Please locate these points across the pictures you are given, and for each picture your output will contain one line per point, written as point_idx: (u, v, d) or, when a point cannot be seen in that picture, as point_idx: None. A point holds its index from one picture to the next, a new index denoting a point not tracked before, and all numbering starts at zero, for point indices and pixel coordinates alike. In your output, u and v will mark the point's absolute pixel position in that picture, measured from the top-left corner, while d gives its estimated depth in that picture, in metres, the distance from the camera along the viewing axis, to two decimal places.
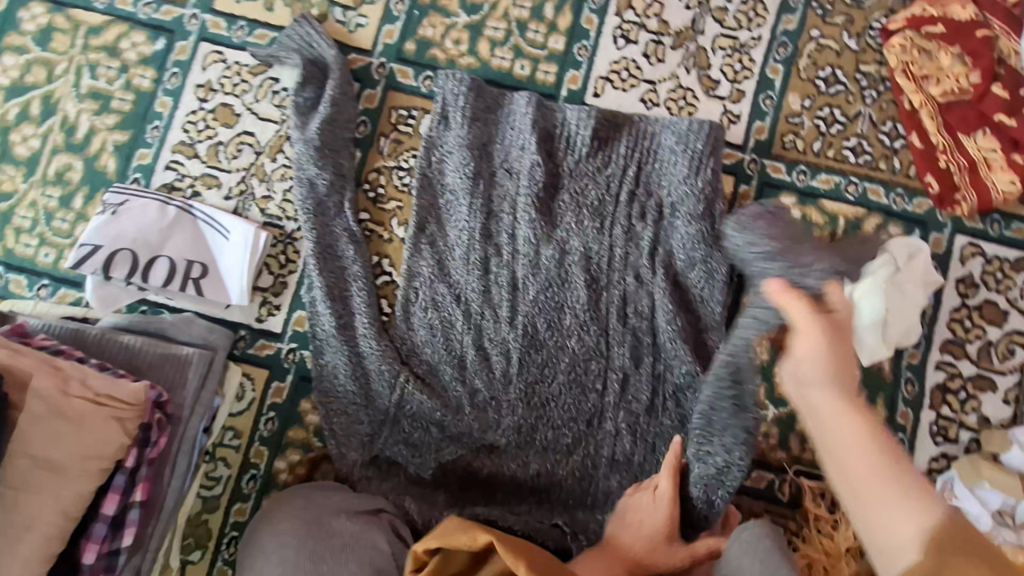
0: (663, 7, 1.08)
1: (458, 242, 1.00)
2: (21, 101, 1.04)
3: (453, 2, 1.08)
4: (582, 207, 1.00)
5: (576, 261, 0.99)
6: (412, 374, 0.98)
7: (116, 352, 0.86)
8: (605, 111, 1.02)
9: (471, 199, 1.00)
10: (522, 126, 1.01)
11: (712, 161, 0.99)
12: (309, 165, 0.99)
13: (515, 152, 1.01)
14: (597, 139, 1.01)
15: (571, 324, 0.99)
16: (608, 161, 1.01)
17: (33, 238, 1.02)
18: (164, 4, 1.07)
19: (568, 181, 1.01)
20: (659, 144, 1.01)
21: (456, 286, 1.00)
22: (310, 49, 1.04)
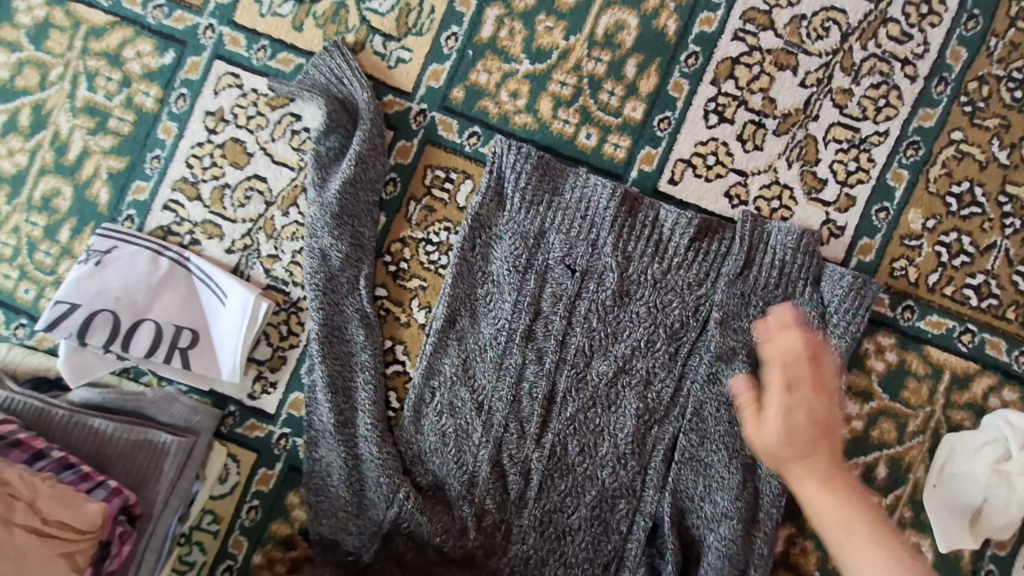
0: (773, 80, 0.87)
1: (492, 342, 0.87)
2: (10, 108, 0.91)
3: (516, 43, 0.89)
4: (655, 325, 0.86)
5: (632, 383, 0.86)
6: (413, 487, 0.86)
7: (85, 438, 0.77)
8: (705, 217, 0.87)
9: (517, 295, 0.87)
10: (598, 219, 0.86)
11: (813, 292, 0.84)
12: (323, 234, 0.85)
13: (583, 249, 0.87)
14: (695, 247, 0.85)
15: (608, 453, 0.86)
16: (705, 276, 0.85)
17: (12, 269, 0.90)
18: (176, 8, 0.90)
19: (644, 292, 0.86)
20: (762, 269, 0.84)
21: (482, 391, 0.87)
22: (340, 88, 0.88)
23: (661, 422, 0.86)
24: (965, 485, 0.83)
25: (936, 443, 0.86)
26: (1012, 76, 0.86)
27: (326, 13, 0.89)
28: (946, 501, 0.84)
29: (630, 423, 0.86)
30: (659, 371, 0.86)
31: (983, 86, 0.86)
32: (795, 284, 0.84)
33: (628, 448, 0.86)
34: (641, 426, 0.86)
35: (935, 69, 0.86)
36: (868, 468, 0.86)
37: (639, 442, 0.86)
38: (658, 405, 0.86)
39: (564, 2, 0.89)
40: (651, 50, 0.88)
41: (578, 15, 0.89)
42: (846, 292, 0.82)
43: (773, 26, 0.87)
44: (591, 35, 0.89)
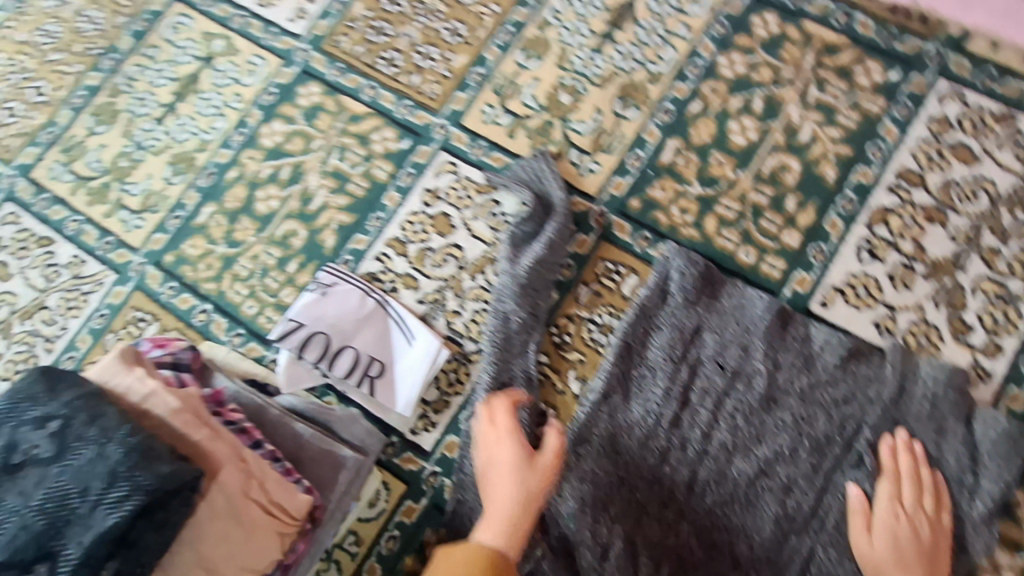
0: (924, 231, 0.98)
1: (641, 422, 0.94)
2: (276, 164, 1.15)
3: (691, 170, 1.06)
4: (801, 434, 0.91)
5: (772, 487, 0.90)
6: (547, 548, 0.90)
7: (286, 438, 0.86)
8: (854, 340, 0.94)
9: (669, 383, 0.95)
10: (752, 326, 0.95)
11: (962, 430, 0.87)
12: (508, 300, 0.99)
13: (735, 351, 0.95)
14: (843, 367, 0.92)
15: (743, 555, 0.88)
16: (852, 395, 0.92)
17: (244, 288, 1.10)
18: (419, 108, 1.14)
19: (791, 400, 0.92)
20: (910, 398, 0.90)
21: (626, 467, 0.93)
22: (539, 184, 1.06)
23: (799, 532, 0.88)
24: None
25: None
26: None
27: (537, 128, 1.11)
28: None
29: (768, 527, 0.89)
30: (800, 479, 0.90)
31: None
32: (942, 420, 0.88)
33: (763, 553, 0.88)
34: (779, 532, 0.88)
35: None
36: None
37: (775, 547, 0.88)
38: (796, 513, 0.89)
39: (737, 143, 1.06)
40: (810, 191, 1.02)
41: (747, 154, 1.05)
42: (998, 438, 0.85)
43: (924, 185, 1.00)
44: (757, 171, 1.04)
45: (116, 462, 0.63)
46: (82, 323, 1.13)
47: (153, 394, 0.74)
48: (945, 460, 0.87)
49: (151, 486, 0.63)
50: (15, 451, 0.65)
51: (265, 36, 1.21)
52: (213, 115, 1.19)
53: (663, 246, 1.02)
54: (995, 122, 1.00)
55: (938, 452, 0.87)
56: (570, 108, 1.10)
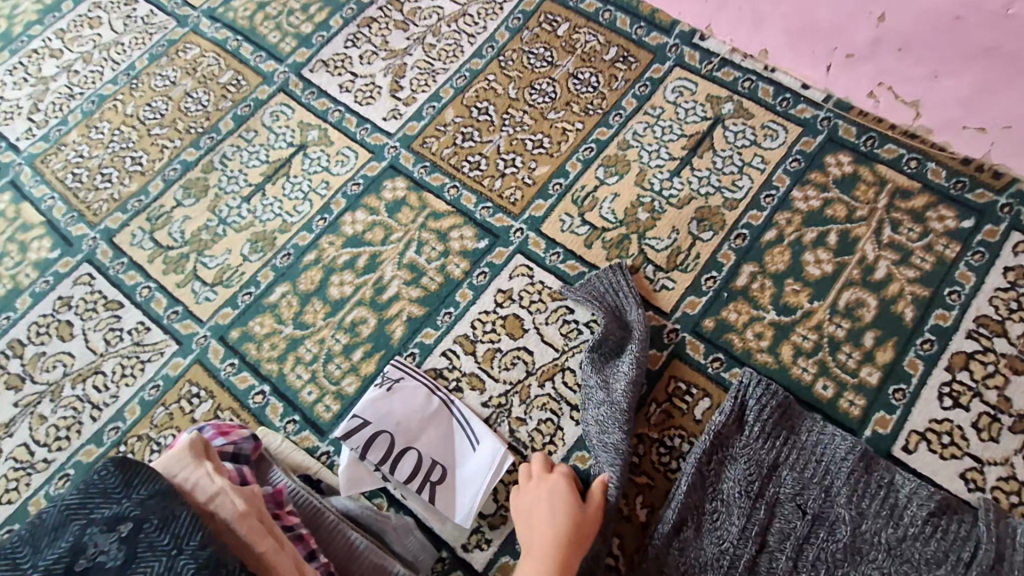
0: (1008, 381, 0.96)
1: (714, 564, 0.88)
2: (354, 251, 1.17)
3: (766, 295, 1.07)
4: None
5: None
6: None
7: (340, 547, 0.82)
8: (942, 493, 0.89)
9: (745, 522, 0.90)
10: (833, 468, 0.91)
11: None
12: (613, 430, 0.95)
13: (816, 493, 0.91)
14: (932, 523, 0.87)
15: None
16: (944, 555, 0.86)
17: (306, 371, 1.08)
18: (499, 211, 1.18)
19: (877, 555, 0.86)
20: (1012, 565, 0.82)
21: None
22: (615, 296, 1.07)
23: None
24: None
25: None
26: None
27: (613, 240, 1.13)
28: None
29: None
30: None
31: None
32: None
33: None
34: None
35: None
36: None
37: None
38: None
39: (811, 274, 1.07)
40: (888, 328, 1.02)
41: (823, 285, 1.06)
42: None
43: (1005, 334, 0.99)
44: (833, 304, 1.04)
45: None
46: (135, 392, 1.11)
47: (221, 495, 0.71)
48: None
49: None
50: (80, 555, 0.60)
51: (359, 131, 1.29)
52: (299, 199, 1.24)
53: (739, 371, 1.01)
54: None
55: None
56: (646, 224, 1.14)
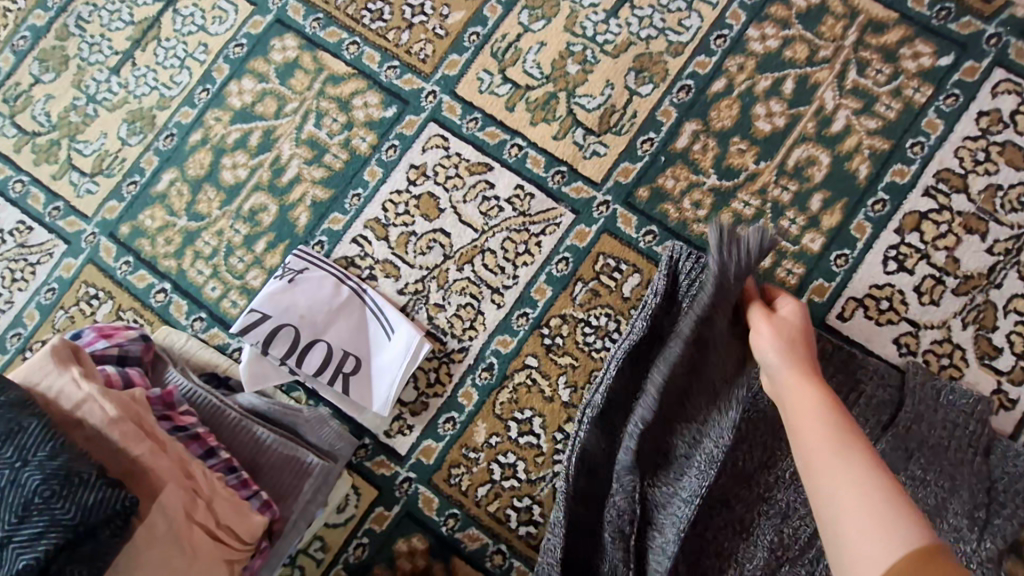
0: (960, 241, 0.88)
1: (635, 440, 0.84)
2: (244, 127, 1.03)
3: (708, 158, 0.95)
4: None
5: (768, 514, 0.84)
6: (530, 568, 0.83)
7: (246, 443, 0.80)
8: (869, 361, 0.86)
9: None
10: None
11: (976, 459, 0.80)
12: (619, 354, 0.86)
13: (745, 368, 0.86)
14: (854, 389, 0.85)
15: None
16: (863, 420, 0.84)
17: (207, 267, 0.99)
18: (407, 71, 1.02)
19: None
20: (926, 421, 0.82)
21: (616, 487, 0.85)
22: (535, 181, 0.97)
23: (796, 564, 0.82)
24: None
25: None
26: None
27: (538, 100, 0.99)
28: None
29: (760, 557, 0.82)
30: (798, 507, 0.83)
31: None
32: (959, 449, 0.81)
33: None
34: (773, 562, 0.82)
35: None
36: None
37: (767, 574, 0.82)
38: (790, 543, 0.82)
39: (760, 130, 0.95)
40: (838, 189, 0.91)
41: (771, 143, 0.94)
42: (1016, 474, 0.79)
43: (966, 190, 0.89)
44: (781, 164, 0.93)
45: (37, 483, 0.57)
46: (29, 297, 1.03)
47: (89, 402, 0.66)
48: (955, 498, 0.79)
49: (72, 519, 0.56)
50: None
51: None
52: (176, 67, 1.06)
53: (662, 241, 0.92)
54: None
55: (954, 487, 0.79)
56: (575, 78, 0.98)
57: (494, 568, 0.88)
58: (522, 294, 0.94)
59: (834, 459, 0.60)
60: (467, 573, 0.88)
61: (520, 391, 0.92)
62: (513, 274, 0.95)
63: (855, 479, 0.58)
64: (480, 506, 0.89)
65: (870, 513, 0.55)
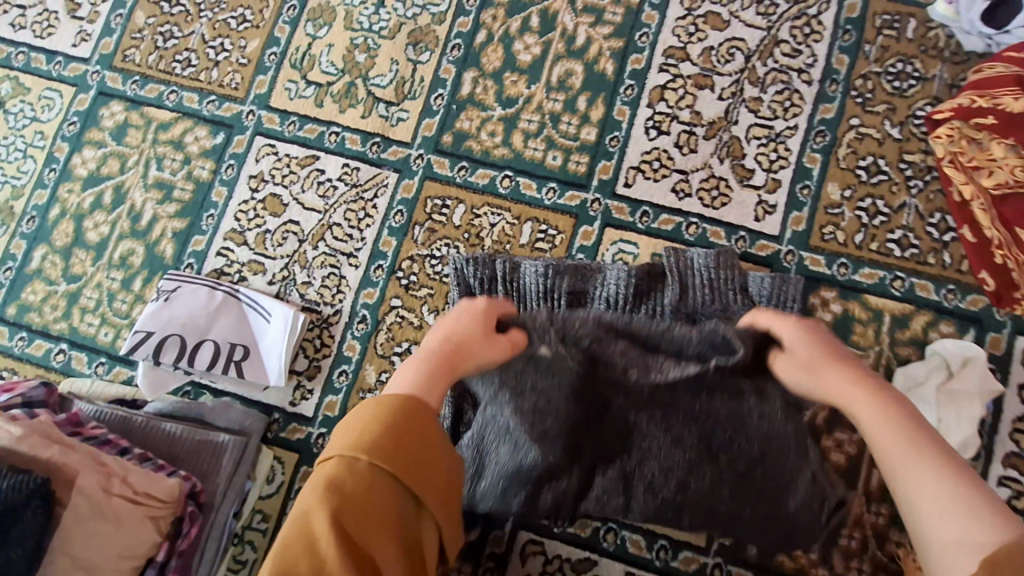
0: (696, 97, 1.08)
1: None
2: (96, 191, 1.15)
3: (490, 96, 1.13)
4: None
5: None
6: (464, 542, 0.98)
7: (158, 438, 0.91)
8: (642, 265, 0.99)
9: None
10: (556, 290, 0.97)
11: (742, 295, 0.96)
12: None
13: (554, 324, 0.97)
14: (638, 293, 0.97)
15: None
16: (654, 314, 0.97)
17: (96, 317, 1.10)
18: (225, 101, 1.16)
19: None
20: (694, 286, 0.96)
21: None
22: (356, 156, 1.12)
23: None
24: (925, 409, 0.92)
25: (891, 377, 0.96)
26: (889, 70, 1.06)
27: (340, 91, 1.15)
28: None
29: None
30: None
31: (867, 81, 1.06)
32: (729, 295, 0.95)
33: None
34: None
35: (825, 73, 1.07)
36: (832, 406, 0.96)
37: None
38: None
39: (524, 61, 1.13)
40: (595, 88, 1.11)
41: (536, 68, 1.13)
42: (768, 293, 0.95)
43: (689, 57, 1.09)
44: (548, 81, 1.12)
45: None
46: None
47: None
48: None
49: None
50: None
51: (52, 67, 1.20)
52: (20, 158, 1.17)
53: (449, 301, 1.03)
54: None
55: None
56: (365, 65, 1.15)
57: None
58: (372, 250, 1.09)
59: (950, 501, 0.52)
60: None
61: (394, 329, 1.06)
62: (360, 237, 1.09)
63: (945, 476, 0.54)
64: None
65: (924, 479, 0.54)
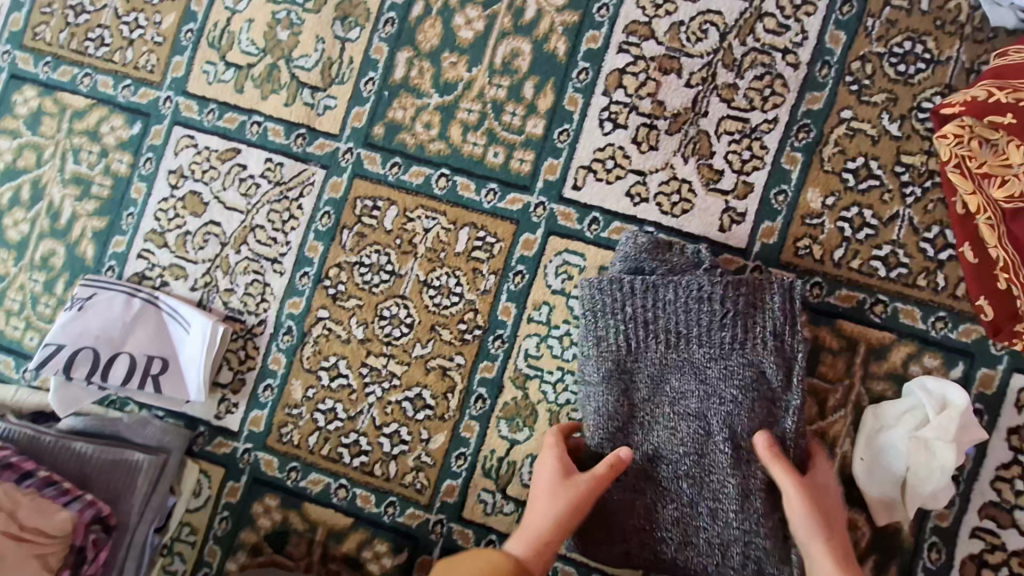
0: (660, 85, 0.93)
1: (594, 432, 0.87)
2: (13, 185, 1.08)
3: (426, 80, 0.99)
4: (649, 394, 0.86)
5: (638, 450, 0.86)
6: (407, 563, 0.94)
7: (67, 459, 0.86)
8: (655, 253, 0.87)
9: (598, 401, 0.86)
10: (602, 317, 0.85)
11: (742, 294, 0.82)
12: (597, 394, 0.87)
13: (599, 345, 0.86)
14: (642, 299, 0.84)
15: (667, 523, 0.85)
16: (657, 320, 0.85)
17: (20, 321, 1.06)
18: (141, 86, 1.06)
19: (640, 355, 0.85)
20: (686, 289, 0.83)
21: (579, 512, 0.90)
22: (280, 151, 1.02)
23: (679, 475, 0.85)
24: (887, 460, 0.82)
25: (859, 416, 0.86)
26: (894, 51, 0.89)
27: (262, 76, 1.03)
28: (872, 477, 0.83)
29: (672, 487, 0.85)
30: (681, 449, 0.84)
31: (865, 65, 0.89)
32: (755, 331, 0.82)
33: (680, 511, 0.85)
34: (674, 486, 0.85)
35: (815, 54, 0.90)
36: None
37: (644, 517, 0.86)
38: (649, 486, 0.86)
39: (464, 39, 0.99)
40: (545, 71, 0.96)
41: (477, 48, 0.98)
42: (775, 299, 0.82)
43: (654, 35, 0.93)
44: (490, 64, 0.98)
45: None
46: None
47: None
48: (766, 369, 0.83)
49: None
50: None
51: None
52: None
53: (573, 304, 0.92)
54: None
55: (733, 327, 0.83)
56: (289, 45, 1.03)
57: (342, 501, 0.96)
58: (298, 256, 1.00)
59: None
60: (319, 511, 0.96)
61: (321, 342, 0.98)
62: (285, 241, 1.00)
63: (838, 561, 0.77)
64: (314, 453, 0.97)
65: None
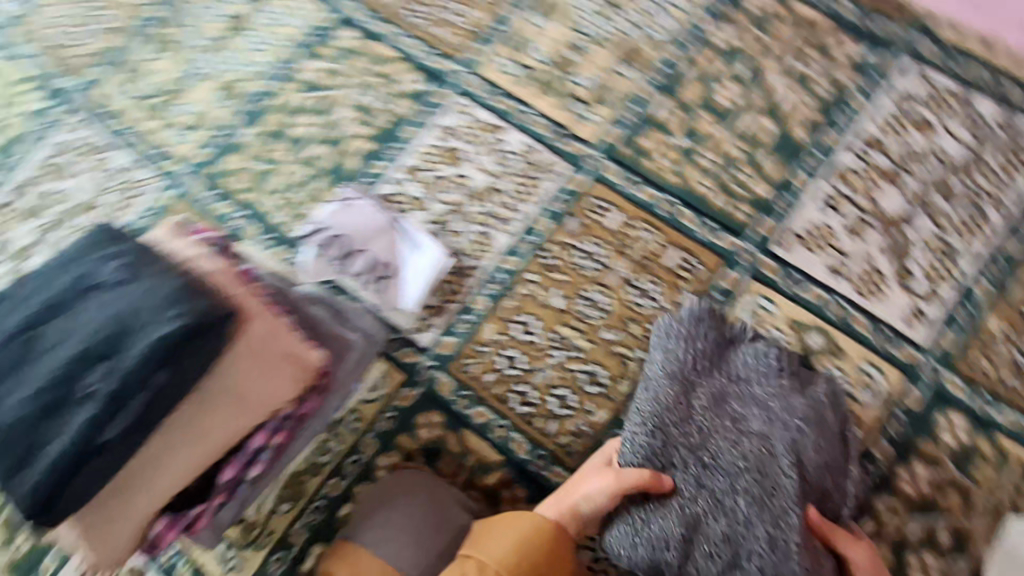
0: (881, 190, 1.09)
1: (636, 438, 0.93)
2: (310, 96, 1.30)
3: (678, 125, 1.18)
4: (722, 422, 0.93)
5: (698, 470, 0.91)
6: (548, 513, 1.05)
7: (303, 318, 0.99)
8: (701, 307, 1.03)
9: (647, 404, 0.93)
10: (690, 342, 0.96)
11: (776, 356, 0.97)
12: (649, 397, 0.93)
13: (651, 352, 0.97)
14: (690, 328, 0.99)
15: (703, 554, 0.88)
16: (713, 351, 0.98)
17: (276, 200, 1.25)
18: (441, 56, 1.28)
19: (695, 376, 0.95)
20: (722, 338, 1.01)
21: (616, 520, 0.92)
22: (538, 140, 1.21)
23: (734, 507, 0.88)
24: None
25: (1000, 524, 0.95)
26: None
27: (543, 79, 1.24)
28: None
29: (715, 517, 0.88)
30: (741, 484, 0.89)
31: None
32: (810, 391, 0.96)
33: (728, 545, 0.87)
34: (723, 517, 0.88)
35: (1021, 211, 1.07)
36: (921, 522, 0.96)
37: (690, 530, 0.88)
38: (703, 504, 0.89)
39: (721, 103, 1.18)
40: (783, 149, 1.14)
41: (730, 113, 1.17)
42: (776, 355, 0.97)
43: (885, 151, 1.11)
44: (737, 129, 1.16)
45: (137, 306, 0.74)
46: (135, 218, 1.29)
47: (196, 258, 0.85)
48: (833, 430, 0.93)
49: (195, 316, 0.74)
50: (84, 282, 0.78)
51: None
52: (258, 52, 1.35)
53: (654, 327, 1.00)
54: (952, 98, 1.12)
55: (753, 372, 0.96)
56: (574, 63, 1.24)
57: (497, 438, 1.08)
58: (526, 225, 1.16)
59: None
60: (475, 441, 1.08)
61: (523, 301, 1.12)
62: (518, 211, 1.17)
63: None
64: (487, 390, 1.10)
65: None
